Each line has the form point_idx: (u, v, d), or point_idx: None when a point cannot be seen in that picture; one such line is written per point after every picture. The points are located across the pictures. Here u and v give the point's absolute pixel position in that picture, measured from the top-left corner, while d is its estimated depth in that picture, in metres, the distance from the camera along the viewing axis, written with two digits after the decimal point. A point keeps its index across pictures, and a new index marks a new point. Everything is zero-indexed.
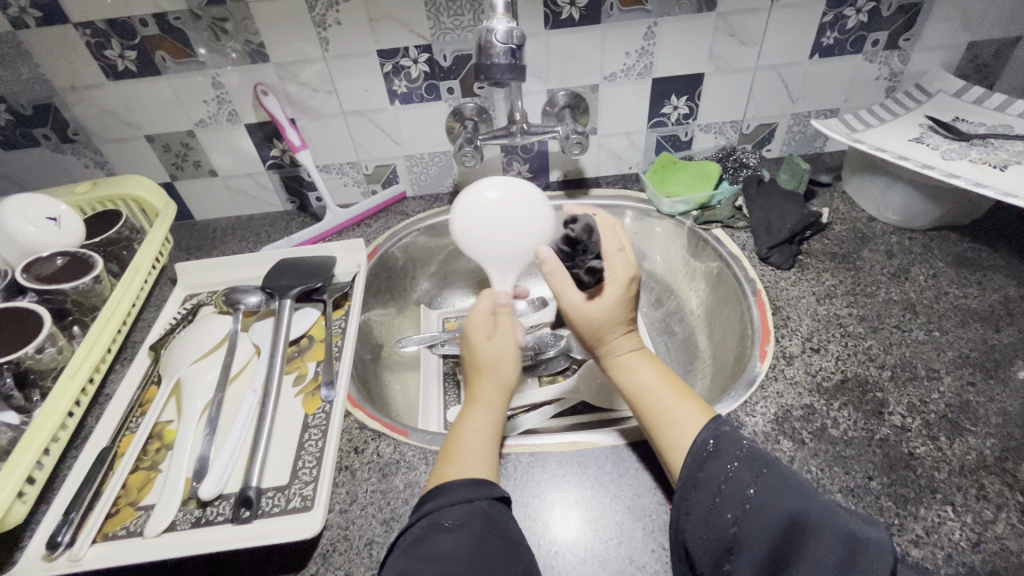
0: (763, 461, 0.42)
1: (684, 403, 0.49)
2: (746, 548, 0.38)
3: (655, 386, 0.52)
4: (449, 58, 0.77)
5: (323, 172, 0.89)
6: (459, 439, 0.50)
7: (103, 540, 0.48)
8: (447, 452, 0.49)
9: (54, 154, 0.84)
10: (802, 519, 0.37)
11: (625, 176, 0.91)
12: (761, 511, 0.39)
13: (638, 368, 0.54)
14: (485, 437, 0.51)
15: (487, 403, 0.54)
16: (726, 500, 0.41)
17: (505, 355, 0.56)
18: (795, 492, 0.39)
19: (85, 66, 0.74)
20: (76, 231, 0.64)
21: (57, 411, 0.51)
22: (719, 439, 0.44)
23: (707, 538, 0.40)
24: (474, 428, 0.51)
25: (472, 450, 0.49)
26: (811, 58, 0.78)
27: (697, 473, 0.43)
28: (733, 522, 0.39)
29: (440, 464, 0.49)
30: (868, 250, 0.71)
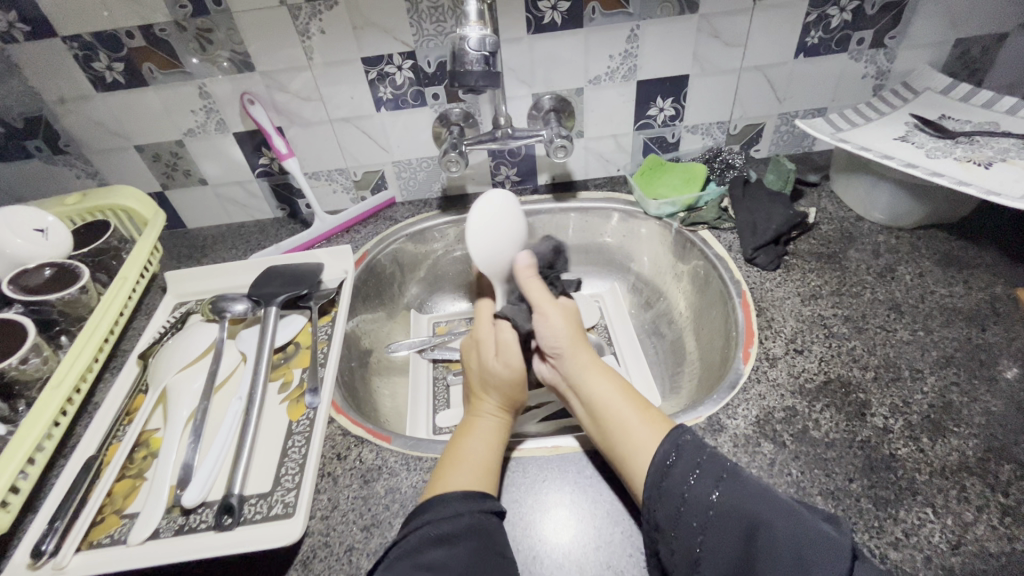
0: (721, 467, 0.42)
1: (643, 417, 0.49)
2: (714, 556, 0.38)
3: (611, 396, 0.51)
4: (433, 64, 0.77)
5: (312, 179, 0.89)
6: (462, 448, 0.51)
7: (87, 548, 0.49)
8: (449, 459, 0.50)
9: (46, 165, 0.85)
10: (759, 525, 0.38)
11: (613, 179, 0.91)
12: (724, 516, 0.39)
13: (595, 381, 0.53)
14: (487, 447, 0.51)
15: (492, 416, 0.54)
16: (691, 509, 0.41)
17: (508, 373, 0.55)
18: (752, 498, 0.39)
19: (74, 78, 0.75)
20: (64, 242, 0.65)
21: (41, 421, 0.52)
22: (680, 451, 0.44)
23: (677, 546, 0.40)
24: (478, 437, 0.52)
25: (476, 460, 0.49)
26: (796, 58, 0.77)
27: (660, 483, 0.43)
28: (699, 531, 0.39)
29: (441, 469, 0.49)
30: (854, 250, 0.70)
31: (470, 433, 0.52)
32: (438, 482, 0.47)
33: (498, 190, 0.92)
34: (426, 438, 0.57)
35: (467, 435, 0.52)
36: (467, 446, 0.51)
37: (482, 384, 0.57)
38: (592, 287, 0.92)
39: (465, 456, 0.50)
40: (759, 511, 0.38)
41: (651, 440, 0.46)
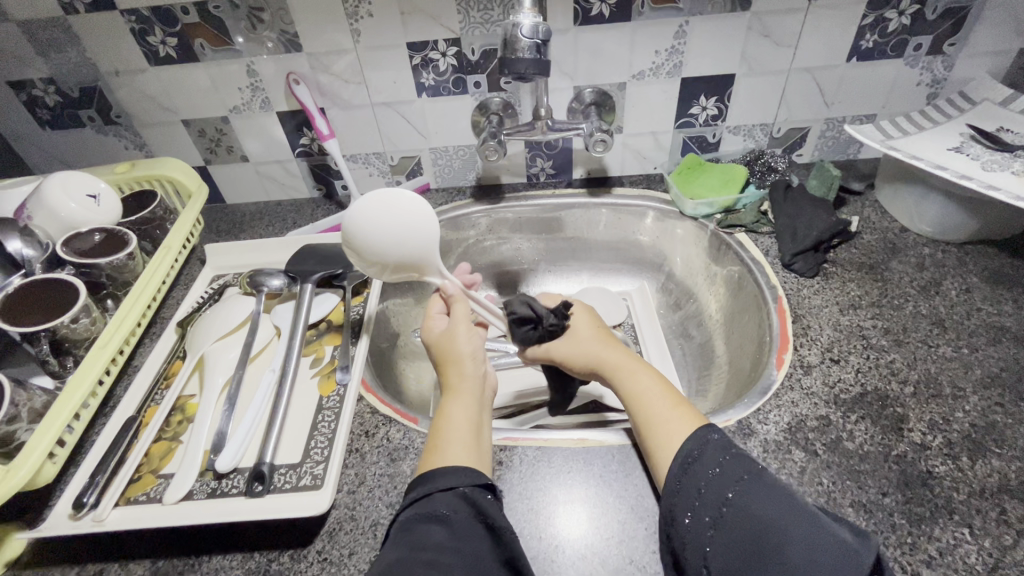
0: (742, 469, 0.42)
1: (675, 408, 0.50)
2: (720, 553, 0.39)
3: (650, 392, 0.52)
4: (477, 52, 0.77)
5: (350, 161, 0.90)
6: (442, 426, 0.50)
7: (125, 504, 0.51)
8: (432, 439, 0.49)
9: (97, 135, 0.87)
10: (772, 529, 0.37)
11: (649, 176, 0.90)
12: (737, 513, 0.40)
13: (636, 377, 0.54)
14: (468, 424, 0.50)
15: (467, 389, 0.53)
16: (706, 504, 0.41)
17: (459, 331, 0.57)
18: (768, 502, 0.39)
19: (129, 51, 0.77)
20: (114, 210, 0.66)
21: (88, 379, 0.54)
22: (704, 448, 0.45)
23: (687, 539, 0.41)
24: (454, 414, 0.51)
25: (461, 439, 0.48)
26: (849, 62, 0.75)
27: (680, 478, 0.44)
28: (709, 526, 0.40)
29: (428, 448, 0.48)
30: (898, 261, 0.69)
31: (447, 415, 0.51)
32: (427, 463, 0.47)
33: (532, 181, 0.92)
34: None
35: (445, 417, 0.51)
36: (447, 426, 0.50)
37: (449, 357, 0.55)
38: (620, 285, 0.92)
39: (447, 438, 0.48)
40: (775, 518, 0.38)
41: (679, 433, 0.47)
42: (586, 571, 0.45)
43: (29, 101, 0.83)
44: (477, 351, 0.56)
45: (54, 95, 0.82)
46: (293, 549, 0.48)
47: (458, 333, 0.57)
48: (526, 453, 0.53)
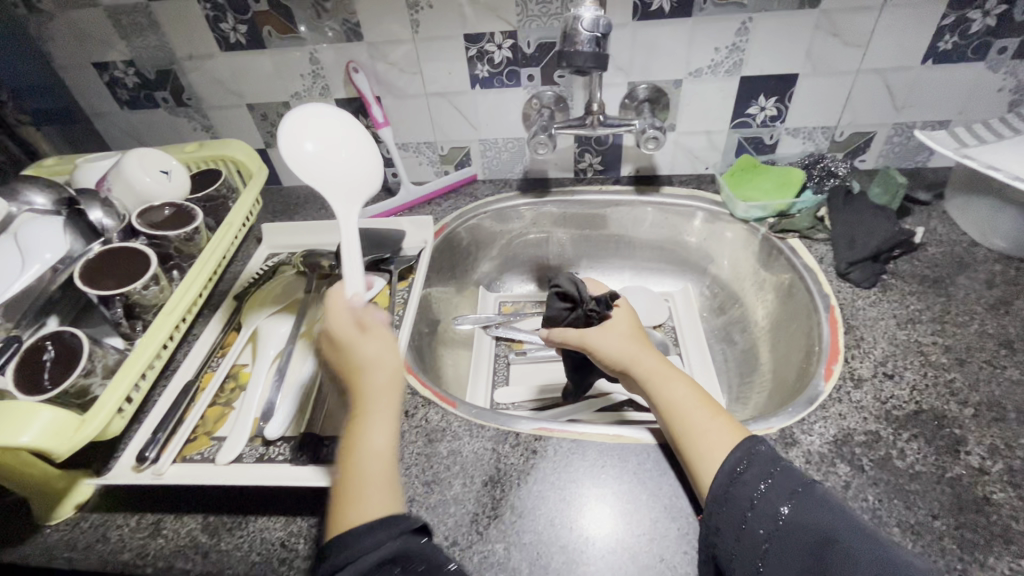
0: (795, 482, 0.43)
1: (715, 419, 0.49)
2: (776, 566, 0.40)
3: (686, 401, 0.51)
4: (532, 45, 0.77)
5: (401, 150, 0.93)
6: (356, 468, 0.43)
7: (182, 461, 0.54)
8: (346, 488, 0.43)
9: (169, 116, 0.93)
10: (836, 544, 0.38)
11: (700, 177, 0.88)
12: (794, 527, 0.40)
13: (671, 386, 0.53)
14: (382, 454, 0.44)
15: (373, 406, 0.46)
16: (758, 517, 0.42)
17: (375, 348, 0.48)
18: (827, 517, 0.40)
19: (203, 37, 0.81)
20: (184, 185, 0.71)
21: (154, 343, 0.57)
22: (751, 459, 0.45)
23: (736, 550, 0.41)
24: (363, 446, 0.44)
25: (377, 479, 0.43)
26: (923, 64, 0.71)
27: (728, 486, 0.44)
28: (764, 539, 0.41)
29: (342, 497, 0.43)
30: (964, 276, 0.65)
31: (357, 448, 0.44)
32: (341, 515, 0.41)
33: (579, 177, 0.91)
34: (489, 409, 0.59)
35: (356, 451, 0.44)
36: (361, 461, 0.43)
37: (363, 383, 0.47)
38: (663, 286, 0.91)
39: (359, 483, 0.42)
40: (836, 531, 0.39)
41: (723, 446, 0.47)
42: (616, 565, 0.45)
43: (111, 82, 0.89)
44: (383, 357, 0.48)
45: (133, 77, 0.88)
46: None
47: (367, 357, 0.47)
48: (561, 445, 0.54)
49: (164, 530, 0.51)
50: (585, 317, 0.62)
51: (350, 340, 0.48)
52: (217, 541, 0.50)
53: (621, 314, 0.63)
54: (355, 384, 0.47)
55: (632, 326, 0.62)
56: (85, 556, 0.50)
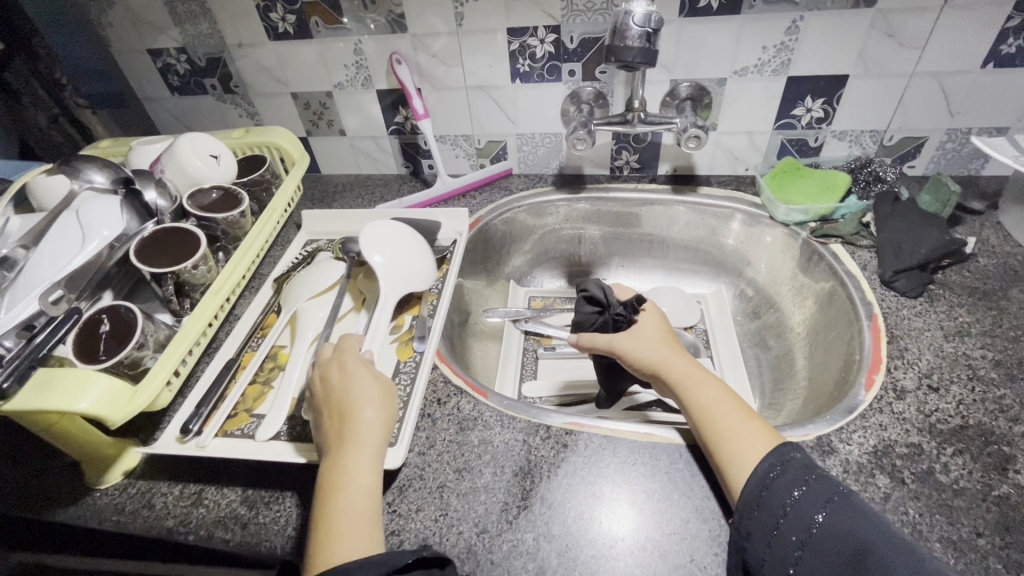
0: (829, 490, 0.42)
1: (748, 423, 0.49)
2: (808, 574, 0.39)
3: (718, 403, 0.51)
4: (575, 40, 0.77)
5: (439, 142, 0.93)
6: (344, 504, 0.45)
7: (223, 435, 0.56)
8: (331, 521, 0.45)
9: (217, 102, 0.95)
10: (870, 555, 0.37)
11: (739, 178, 0.86)
12: (829, 536, 0.40)
13: (702, 389, 0.53)
14: (367, 490, 0.46)
15: (362, 442, 0.48)
16: (791, 524, 0.41)
17: (375, 393, 0.52)
18: (861, 529, 0.39)
19: (253, 26, 0.84)
20: (231, 169, 0.73)
21: (201, 320, 0.59)
22: (786, 465, 0.44)
23: (767, 556, 0.41)
24: (345, 482, 0.46)
25: (359, 516, 0.45)
26: (983, 68, 0.69)
27: (761, 492, 0.43)
28: (797, 546, 0.40)
29: (327, 528, 0.44)
30: (1018, 290, 0.62)
31: (343, 483, 0.46)
32: (319, 554, 0.43)
33: (615, 174, 0.91)
34: (520, 401, 0.59)
35: (341, 487, 0.46)
36: (349, 498, 0.46)
37: (357, 422, 0.49)
38: (696, 287, 0.90)
39: (340, 519, 0.45)
40: (872, 543, 0.38)
41: (755, 450, 0.46)
42: (644, 563, 0.45)
43: (163, 68, 0.92)
44: (376, 399, 0.51)
45: (184, 64, 0.91)
46: None
47: (365, 400, 0.51)
48: (592, 440, 0.54)
49: (206, 500, 0.53)
50: (612, 322, 0.64)
51: (345, 383, 0.52)
52: (255, 514, 0.52)
53: (652, 320, 0.63)
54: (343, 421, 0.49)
55: (661, 331, 0.62)
56: (132, 520, 0.52)
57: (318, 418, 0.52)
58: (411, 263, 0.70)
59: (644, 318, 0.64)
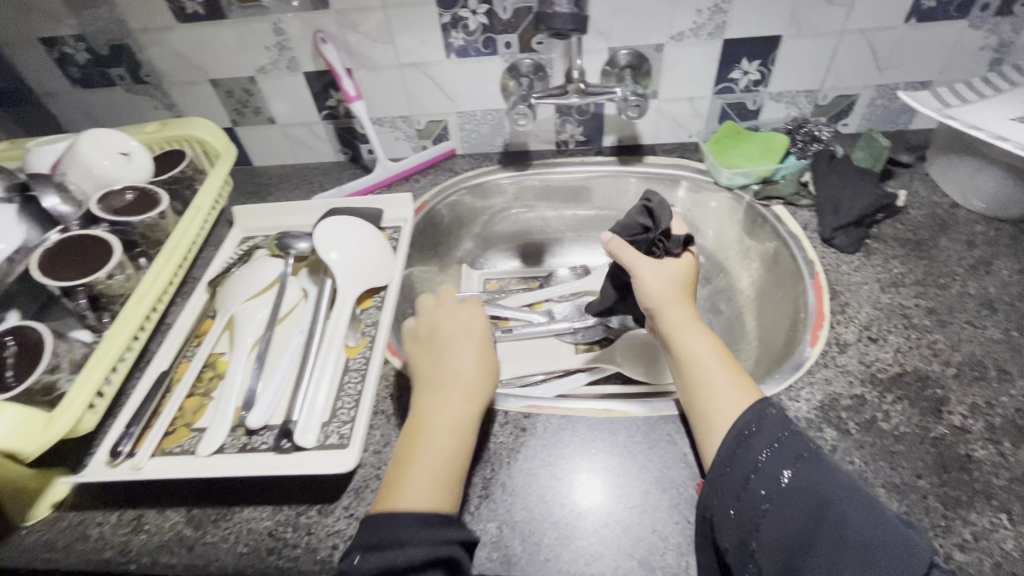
0: (799, 446, 0.43)
1: (735, 379, 0.49)
2: (772, 527, 0.40)
3: (708, 357, 0.52)
4: (509, 10, 0.74)
5: (376, 125, 0.89)
6: (426, 450, 0.47)
7: (160, 454, 0.53)
8: (410, 463, 0.46)
9: (128, 94, 0.87)
10: (832, 508, 0.39)
11: (683, 145, 0.86)
12: (794, 492, 0.41)
13: (696, 339, 0.54)
14: (451, 443, 0.47)
15: (461, 394, 0.50)
16: (761, 479, 0.42)
17: (480, 363, 0.54)
18: (826, 484, 0.40)
19: (158, 8, 0.76)
20: (145, 167, 0.67)
21: (123, 334, 0.55)
22: (762, 423, 0.45)
23: (735, 511, 0.42)
24: (439, 429, 0.48)
25: (439, 465, 0.46)
26: (907, 22, 0.70)
27: (734, 449, 0.44)
28: (765, 499, 0.41)
29: (406, 470, 0.45)
30: (947, 239, 0.65)
31: (431, 428, 0.48)
32: (396, 491, 0.44)
33: (560, 148, 0.89)
34: None
35: (428, 431, 0.48)
36: (432, 445, 0.47)
37: (460, 379, 0.52)
38: None
39: (424, 462, 0.46)
40: (835, 497, 0.39)
41: (736, 405, 0.47)
42: (608, 538, 0.45)
43: (61, 58, 0.83)
44: (478, 366, 0.53)
45: (85, 53, 0.82)
46: (320, 505, 0.49)
47: (469, 363, 0.53)
48: (549, 422, 0.53)
49: (146, 525, 0.50)
50: (648, 245, 0.63)
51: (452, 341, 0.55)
52: (200, 535, 0.49)
53: (684, 262, 0.63)
54: (444, 373, 0.52)
55: (681, 271, 0.62)
56: (66, 554, 0.48)
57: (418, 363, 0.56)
58: (366, 257, 0.67)
59: (681, 257, 0.63)
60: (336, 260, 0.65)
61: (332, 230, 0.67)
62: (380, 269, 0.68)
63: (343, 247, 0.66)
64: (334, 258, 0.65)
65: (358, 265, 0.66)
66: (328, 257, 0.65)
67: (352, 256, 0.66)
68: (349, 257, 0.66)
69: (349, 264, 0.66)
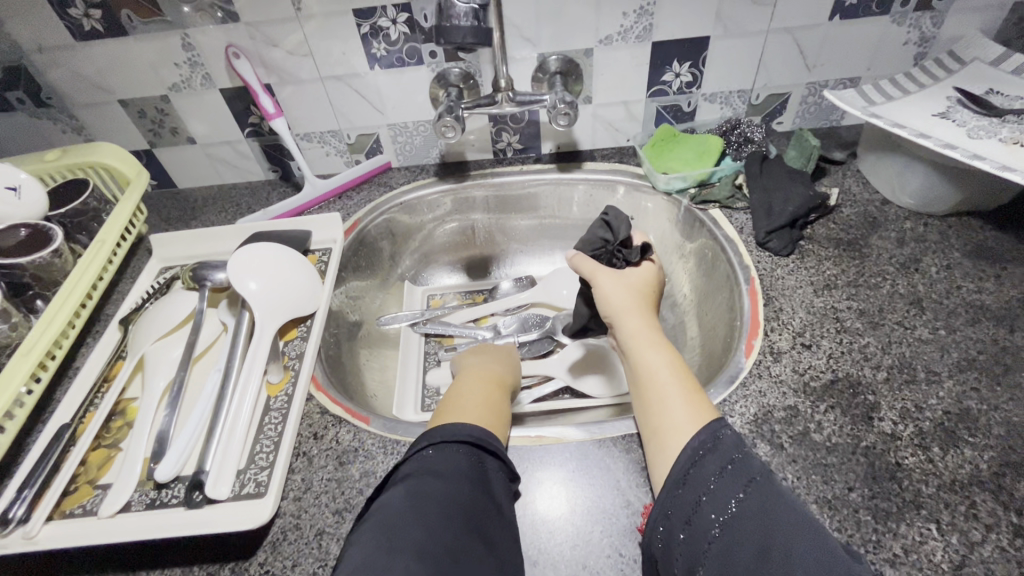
0: (754, 470, 0.39)
1: (688, 394, 0.47)
2: (721, 552, 0.36)
3: (663, 371, 0.50)
4: (430, 18, 0.71)
5: (303, 140, 0.85)
6: (472, 396, 0.53)
7: (59, 518, 0.48)
8: (454, 405, 0.51)
9: (30, 119, 0.81)
10: (779, 534, 0.34)
11: (622, 149, 0.85)
12: (745, 515, 0.36)
13: (651, 352, 0.52)
14: (494, 398, 0.54)
15: (499, 377, 0.59)
16: (711, 502, 0.38)
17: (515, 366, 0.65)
18: (780, 513, 0.36)
19: (51, 26, 0.71)
20: (39, 202, 0.62)
21: (9, 389, 0.50)
22: (717, 444, 0.41)
23: (685, 537, 0.38)
24: (483, 391, 0.55)
25: (485, 406, 0.52)
26: (831, 20, 0.70)
27: (688, 470, 0.41)
28: (716, 523, 0.37)
29: (450, 410, 0.51)
30: (878, 237, 0.65)
31: (475, 386, 0.55)
32: (448, 416, 0.49)
33: (498, 157, 0.87)
34: (406, 421, 0.55)
35: (473, 387, 0.55)
36: (475, 397, 0.53)
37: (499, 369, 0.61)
38: None
39: (472, 402, 0.52)
40: (787, 522, 0.35)
41: (686, 421, 0.45)
42: None
43: None
44: (512, 364, 0.65)
45: None
46: (233, 562, 0.46)
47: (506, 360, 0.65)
48: None
49: None
50: (608, 257, 0.60)
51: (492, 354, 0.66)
52: None
53: (646, 271, 0.61)
54: (487, 365, 0.62)
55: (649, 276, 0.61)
56: None
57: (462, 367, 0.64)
58: (290, 285, 0.64)
59: (643, 265, 0.61)
60: (254, 291, 0.61)
61: (251, 260, 0.63)
62: (304, 298, 0.64)
63: (263, 277, 0.62)
64: (252, 289, 0.61)
65: (279, 295, 0.62)
66: (246, 287, 0.61)
67: (273, 286, 0.62)
68: (269, 287, 0.62)
69: (270, 295, 0.62)
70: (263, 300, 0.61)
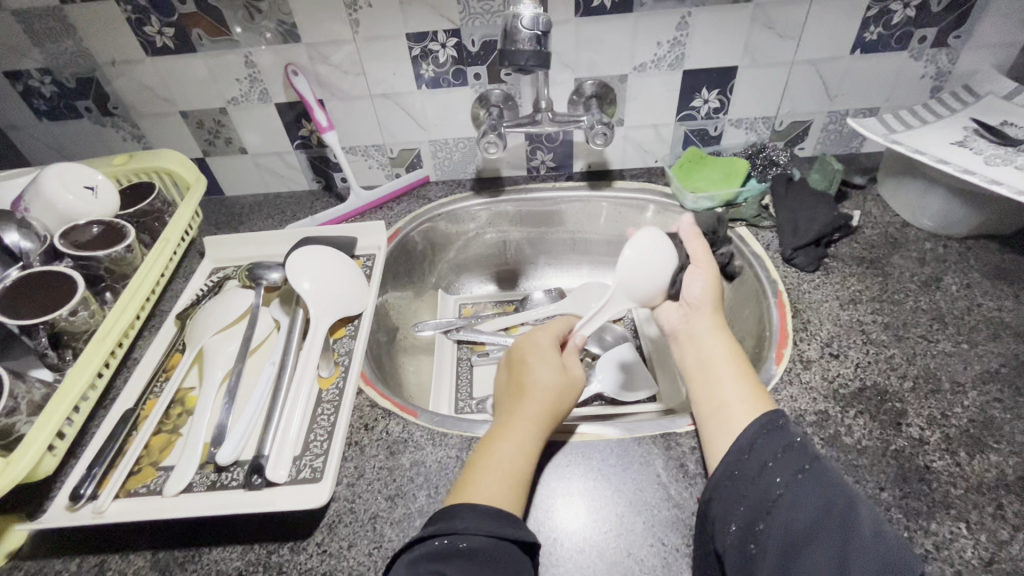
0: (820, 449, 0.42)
1: (747, 383, 0.50)
2: (786, 512, 0.40)
3: (723, 358, 0.54)
4: (477, 43, 0.76)
5: (349, 153, 0.90)
6: (491, 454, 0.49)
7: (125, 496, 0.51)
8: (478, 463, 0.48)
9: (95, 126, 0.87)
10: (842, 510, 0.38)
11: (650, 169, 0.89)
12: (810, 485, 0.40)
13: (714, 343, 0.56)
14: (516, 457, 0.48)
15: (529, 414, 0.52)
16: (777, 467, 0.42)
17: (554, 382, 0.55)
18: (843, 491, 0.39)
19: (127, 41, 0.77)
20: (112, 201, 0.66)
21: (86, 372, 0.54)
22: (778, 424, 0.44)
23: (748, 497, 0.42)
24: (509, 448, 0.49)
25: (506, 471, 0.47)
26: (853, 53, 0.75)
27: (754, 439, 0.44)
28: (781, 485, 0.41)
29: (469, 473, 0.48)
30: (899, 256, 0.68)
31: (498, 437, 0.50)
32: (465, 487, 0.46)
33: (532, 174, 0.91)
34: (452, 416, 0.58)
35: (496, 439, 0.50)
36: (496, 456, 0.48)
37: (528, 398, 0.53)
38: None
39: (493, 463, 0.48)
40: (851, 502, 0.38)
41: (750, 398, 0.49)
42: (583, 563, 0.45)
43: (25, 91, 0.82)
44: (555, 383, 0.55)
45: (50, 86, 0.82)
46: (292, 541, 0.48)
47: (540, 367, 0.57)
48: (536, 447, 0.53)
49: (108, 572, 0.48)
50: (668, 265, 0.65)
51: (530, 364, 0.58)
52: None
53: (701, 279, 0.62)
54: (522, 396, 0.54)
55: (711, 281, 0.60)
56: None
57: (506, 388, 0.57)
58: (342, 287, 0.67)
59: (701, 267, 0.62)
60: (310, 293, 0.64)
61: (305, 264, 0.67)
62: (355, 299, 0.68)
63: (316, 279, 0.66)
64: (308, 290, 0.65)
65: (333, 297, 0.66)
66: (302, 289, 0.64)
67: (327, 287, 0.66)
68: (323, 288, 0.66)
69: (324, 297, 0.65)
70: (318, 301, 0.64)
